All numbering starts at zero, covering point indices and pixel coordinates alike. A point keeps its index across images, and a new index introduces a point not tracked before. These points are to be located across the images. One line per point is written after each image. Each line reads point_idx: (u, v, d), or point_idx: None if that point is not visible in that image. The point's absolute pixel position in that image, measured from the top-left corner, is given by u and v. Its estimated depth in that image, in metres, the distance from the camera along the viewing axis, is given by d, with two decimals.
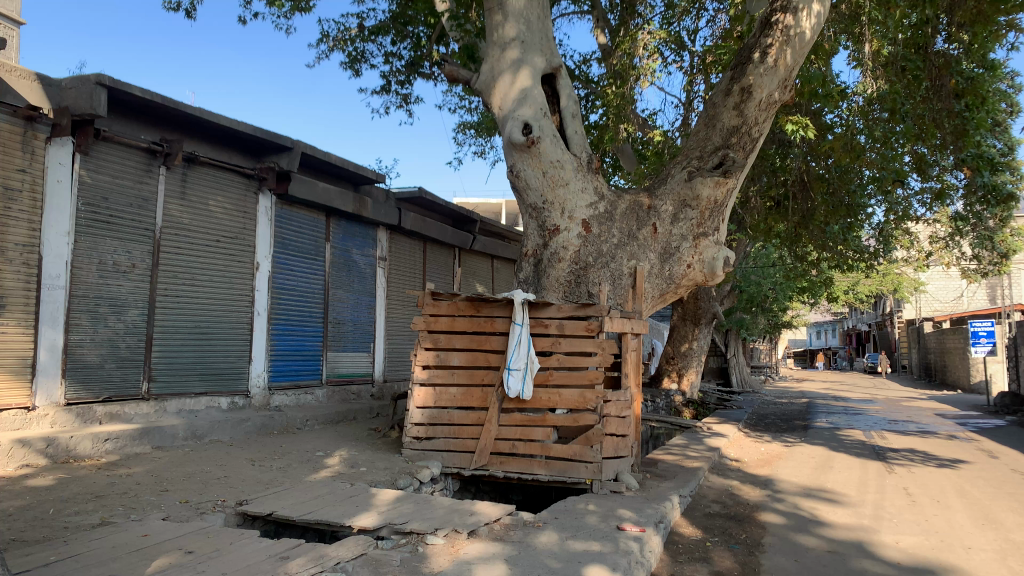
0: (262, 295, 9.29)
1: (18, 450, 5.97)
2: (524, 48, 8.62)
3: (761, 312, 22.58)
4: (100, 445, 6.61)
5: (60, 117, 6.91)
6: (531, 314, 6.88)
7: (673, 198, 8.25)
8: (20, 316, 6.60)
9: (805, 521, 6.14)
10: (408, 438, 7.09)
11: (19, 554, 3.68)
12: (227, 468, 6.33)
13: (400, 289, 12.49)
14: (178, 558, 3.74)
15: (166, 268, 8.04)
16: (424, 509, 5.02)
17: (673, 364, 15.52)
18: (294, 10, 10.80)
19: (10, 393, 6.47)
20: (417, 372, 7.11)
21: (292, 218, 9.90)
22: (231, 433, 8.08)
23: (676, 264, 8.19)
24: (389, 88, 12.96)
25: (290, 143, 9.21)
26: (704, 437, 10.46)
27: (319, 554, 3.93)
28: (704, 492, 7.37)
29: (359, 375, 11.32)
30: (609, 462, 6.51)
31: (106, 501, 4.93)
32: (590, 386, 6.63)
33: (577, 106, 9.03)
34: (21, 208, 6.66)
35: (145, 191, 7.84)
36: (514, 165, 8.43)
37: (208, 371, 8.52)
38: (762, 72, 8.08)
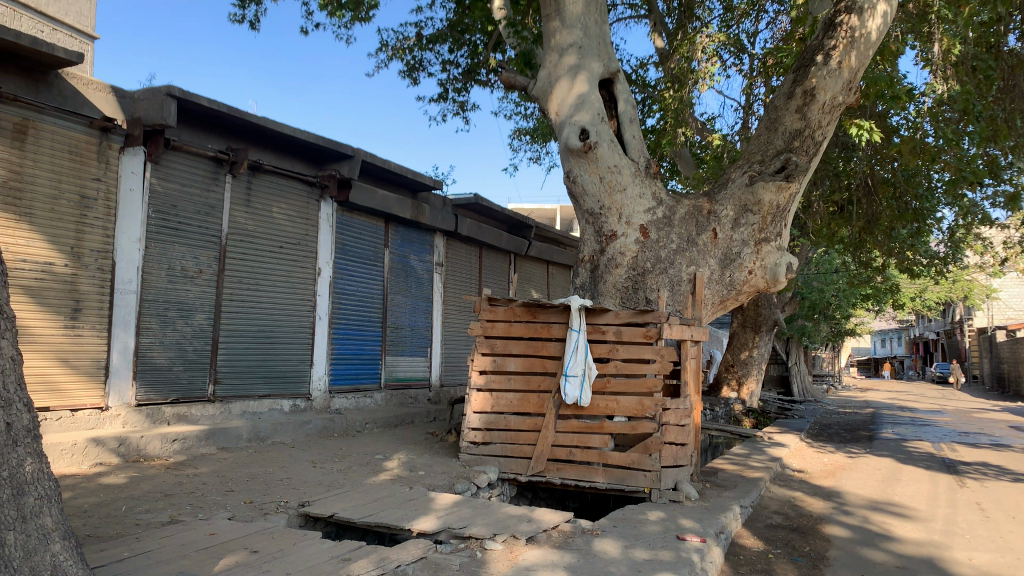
0: (323, 300, 9.46)
1: (92, 449, 6.19)
2: (581, 53, 8.61)
3: (824, 319, 22.06)
4: (169, 445, 6.82)
5: (132, 127, 7.17)
6: (588, 320, 6.83)
7: (734, 202, 8.11)
8: (95, 320, 6.85)
9: (872, 535, 5.97)
10: (466, 443, 7.14)
11: (95, 549, 3.81)
12: (289, 469, 6.45)
13: (457, 294, 12.58)
14: (244, 557, 3.83)
15: (231, 273, 8.26)
16: (482, 514, 5.03)
17: (732, 372, 15.23)
18: (353, 20, 11.01)
19: (85, 394, 6.72)
20: (473, 377, 7.15)
21: (351, 224, 10.07)
22: (293, 435, 8.25)
23: (737, 270, 8.06)
24: (446, 95, 13.10)
25: (351, 150, 9.37)
26: (764, 447, 10.26)
27: (380, 556, 3.98)
28: (767, 502, 7.22)
29: (416, 380, 11.43)
30: (668, 471, 6.43)
31: (174, 500, 5.07)
32: (648, 394, 6.57)
33: (634, 110, 8.95)
34: (97, 216, 6.92)
35: (212, 199, 8.06)
36: (571, 171, 8.42)
37: (271, 374, 8.72)
38: (825, 74, 7.92)
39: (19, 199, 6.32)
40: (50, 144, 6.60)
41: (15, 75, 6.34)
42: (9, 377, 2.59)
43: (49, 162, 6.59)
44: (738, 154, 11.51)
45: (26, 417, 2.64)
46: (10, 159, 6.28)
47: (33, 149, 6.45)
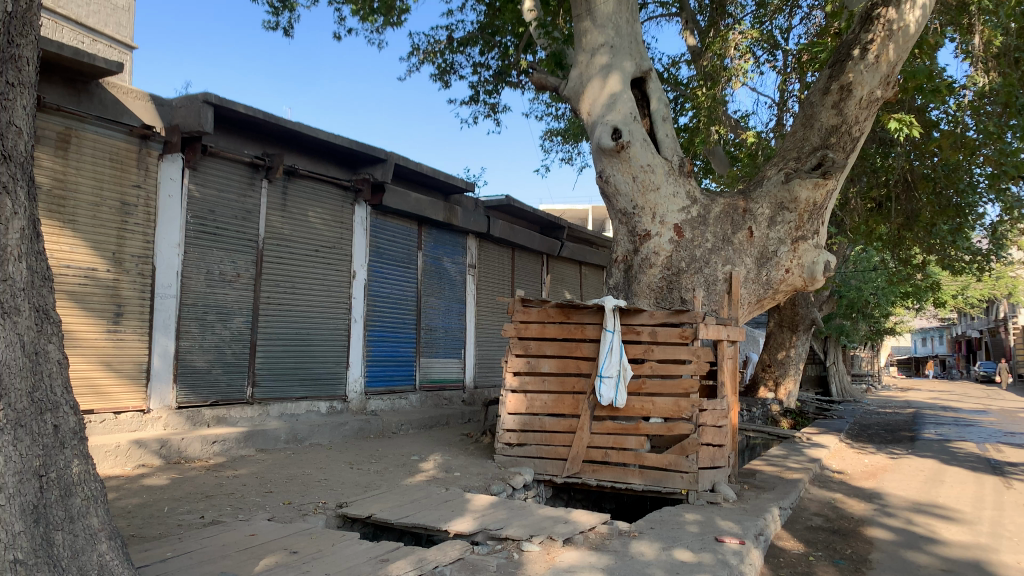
0: (359, 303, 9.54)
1: (135, 451, 6.31)
2: (613, 53, 8.58)
3: (862, 318, 21.69)
4: (209, 447, 6.94)
5: (171, 134, 7.30)
6: (623, 320, 6.78)
7: (770, 200, 8.01)
8: (137, 324, 6.98)
9: (916, 538, 5.85)
10: (501, 444, 7.16)
11: (139, 549, 3.88)
12: (327, 470, 6.52)
13: (490, 295, 12.60)
14: (284, 558, 3.87)
15: (268, 277, 8.36)
16: (518, 515, 5.03)
17: (769, 372, 15.04)
18: (385, 25, 11.08)
19: (127, 397, 6.85)
20: (508, 378, 7.16)
21: (385, 227, 10.14)
22: (331, 436, 8.33)
23: (773, 269, 7.96)
24: (477, 98, 13.12)
25: (384, 154, 9.43)
26: (803, 447, 10.10)
27: (418, 557, 4.00)
28: (806, 504, 7.12)
29: (450, 381, 11.47)
30: (706, 473, 6.37)
31: (215, 501, 5.15)
32: (684, 395, 6.52)
33: (667, 109, 8.87)
34: (137, 222, 7.06)
35: (249, 204, 8.18)
36: (604, 170, 8.39)
37: (308, 377, 8.81)
38: (862, 68, 7.80)
39: (63, 207, 6.46)
40: (92, 152, 6.74)
41: (58, 85, 6.48)
42: (58, 380, 2.65)
43: (91, 170, 6.73)
44: (773, 151, 11.38)
45: (73, 420, 2.69)
46: (54, 168, 6.43)
47: (76, 157, 6.60)
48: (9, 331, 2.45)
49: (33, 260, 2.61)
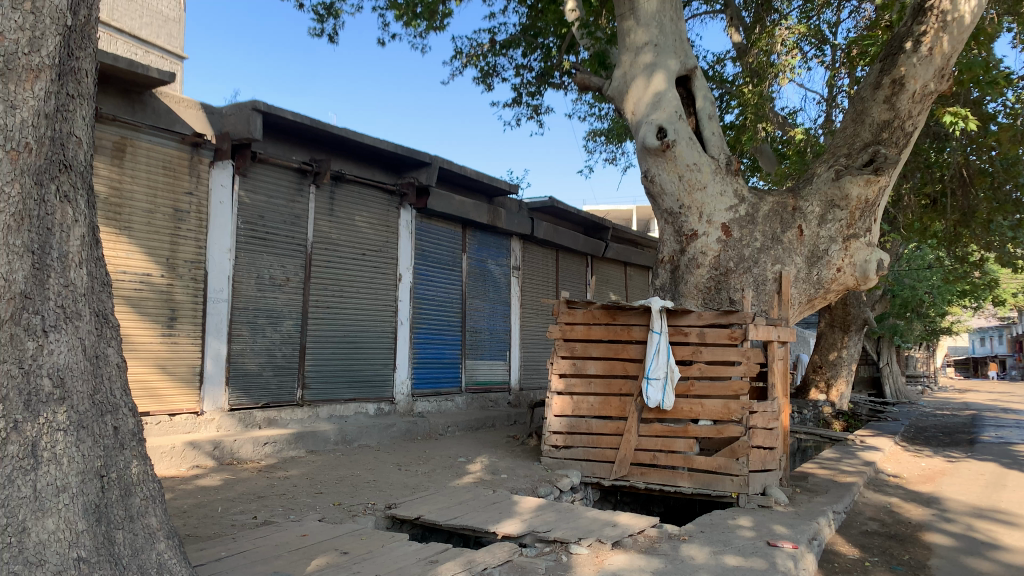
0: (405, 306, 9.63)
1: (189, 452, 6.46)
2: (657, 51, 8.50)
3: (916, 317, 21.15)
4: (260, 448, 7.07)
5: (221, 142, 7.47)
6: (670, 321, 6.71)
7: (820, 198, 7.86)
8: (191, 328, 7.15)
9: (977, 544, 5.68)
10: (548, 446, 7.16)
11: (195, 548, 3.97)
12: (376, 472, 6.60)
13: (535, 297, 12.60)
14: (335, 558, 3.92)
15: (317, 281, 8.48)
16: (566, 517, 5.02)
17: (820, 374, 14.76)
18: (429, 29, 11.15)
19: (181, 399, 7.02)
20: (554, 380, 7.15)
21: (430, 230, 10.21)
22: (379, 438, 8.42)
23: (824, 268, 7.81)
24: (520, 99, 13.13)
25: (428, 158, 9.49)
26: (857, 451, 9.88)
27: (467, 558, 4.02)
28: (861, 508, 6.95)
29: (496, 383, 11.50)
30: (757, 476, 6.28)
31: (267, 502, 5.24)
32: (734, 397, 6.41)
33: (713, 107, 8.73)
34: (190, 228, 7.22)
35: (298, 209, 8.30)
36: (649, 170, 8.31)
37: (356, 378, 8.91)
38: (915, 62, 7.63)
39: (119, 214, 6.64)
40: (146, 161, 6.92)
41: (114, 96, 6.67)
42: (117, 383, 2.73)
43: (145, 177, 6.90)
44: (822, 148, 11.18)
45: (132, 421, 2.76)
46: (110, 176, 6.61)
47: (131, 166, 6.78)
48: (71, 335, 2.52)
49: (93, 266, 2.69)
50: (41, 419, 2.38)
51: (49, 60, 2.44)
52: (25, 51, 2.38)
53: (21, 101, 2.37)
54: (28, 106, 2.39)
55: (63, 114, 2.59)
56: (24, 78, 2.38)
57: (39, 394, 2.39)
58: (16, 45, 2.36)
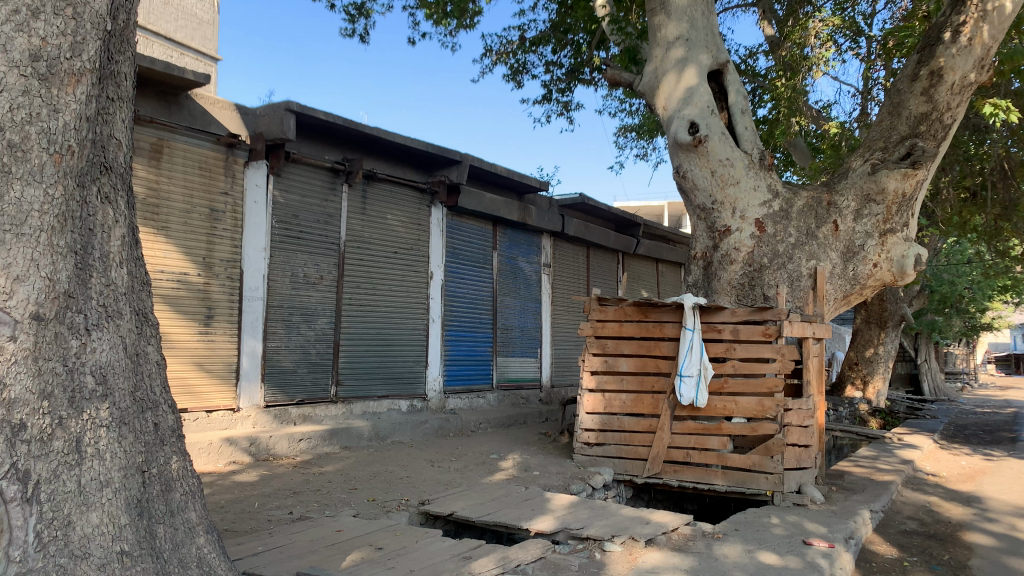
0: (436, 303, 9.68)
1: (226, 448, 6.56)
2: (688, 46, 8.42)
3: (956, 313, 20.74)
4: (296, 445, 7.16)
5: (255, 142, 7.56)
6: (703, 318, 6.65)
7: (855, 192, 7.76)
8: (227, 326, 7.25)
9: (1019, 544, 5.56)
10: (580, 444, 7.16)
11: (234, 543, 4.04)
12: (409, 468, 6.64)
13: (565, 295, 12.57)
14: (369, 553, 3.96)
15: (350, 279, 8.56)
16: (599, 515, 5.00)
17: (856, 371, 14.53)
18: (458, 27, 11.17)
19: (218, 396, 7.13)
20: (586, 378, 7.14)
21: (461, 228, 10.25)
22: (411, 434, 8.49)
23: (860, 264, 7.72)
24: (550, 96, 13.11)
25: (459, 156, 9.52)
26: (895, 449, 9.73)
27: (501, 555, 4.03)
28: (899, 507, 6.85)
29: (528, 380, 11.51)
30: (792, 474, 6.22)
31: (303, 498, 5.31)
32: (768, 394, 6.35)
33: (747, 101, 8.60)
34: (226, 228, 7.33)
35: (331, 208, 8.37)
36: (680, 166, 8.25)
37: (388, 375, 8.97)
38: (954, 52, 7.51)
39: (156, 214, 6.76)
40: (183, 162, 7.03)
41: (151, 98, 6.78)
42: (156, 380, 2.79)
43: (181, 178, 7.01)
44: (857, 141, 10.99)
45: (172, 417, 2.82)
46: (147, 177, 6.73)
47: (167, 167, 6.89)
48: (113, 333, 2.58)
49: (133, 265, 2.76)
50: (85, 416, 2.42)
51: (89, 65, 2.49)
52: (67, 56, 2.41)
53: (64, 105, 2.40)
54: (70, 109, 2.42)
55: (104, 117, 2.65)
56: (66, 82, 2.41)
57: (82, 391, 2.43)
58: (58, 50, 2.39)
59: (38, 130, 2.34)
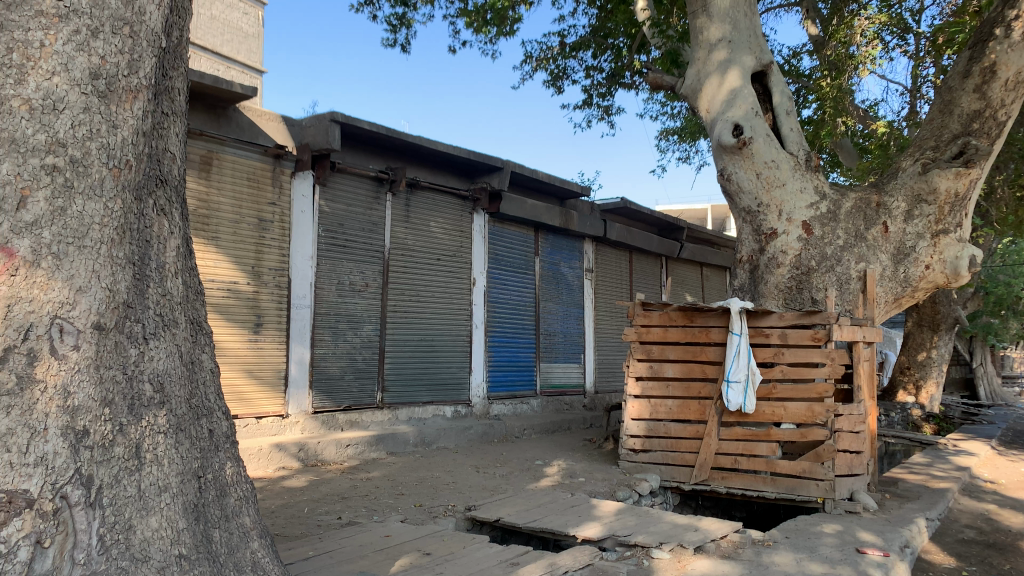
0: (479, 309, 9.72)
1: (276, 454, 6.68)
2: (731, 47, 8.33)
3: (1013, 315, 20.10)
4: (343, 450, 7.25)
5: (302, 153, 7.69)
6: (750, 323, 6.57)
7: (906, 192, 7.64)
8: (275, 334, 7.38)
9: None
10: (625, 450, 7.12)
11: (284, 547, 4.11)
12: (455, 474, 6.68)
13: (608, 300, 12.52)
14: (417, 558, 3.99)
15: (394, 287, 8.64)
16: (647, 522, 4.97)
17: (908, 375, 14.20)
18: (499, 35, 11.21)
19: (268, 402, 7.26)
20: (630, 384, 7.10)
21: (503, 234, 10.28)
22: (456, 440, 8.54)
23: (912, 265, 7.57)
24: (591, 101, 13.09)
25: (500, 163, 9.56)
26: (950, 455, 9.48)
27: (549, 562, 4.02)
28: (957, 515, 6.66)
29: (571, 386, 11.49)
30: (843, 480, 6.11)
31: (351, 503, 5.37)
32: (818, 399, 6.22)
33: (792, 102, 8.47)
34: (274, 237, 7.46)
35: (375, 217, 8.47)
36: (724, 168, 8.16)
37: (433, 381, 9.03)
38: (1007, 48, 7.36)
39: (206, 225, 6.92)
40: (231, 174, 7.18)
41: (201, 112, 6.95)
42: (211, 388, 2.89)
43: (231, 189, 7.17)
44: (906, 140, 10.72)
45: (225, 424, 2.91)
46: (198, 189, 6.88)
47: (217, 178, 7.05)
48: (169, 342, 2.67)
49: (187, 276, 2.86)
50: (144, 422, 2.49)
51: (145, 82, 2.57)
52: (125, 74, 2.49)
53: (122, 121, 2.47)
54: (128, 125, 2.50)
55: (159, 132, 2.74)
56: (124, 98, 2.49)
57: (141, 398, 2.49)
58: (116, 68, 2.47)
59: (98, 146, 2.41)
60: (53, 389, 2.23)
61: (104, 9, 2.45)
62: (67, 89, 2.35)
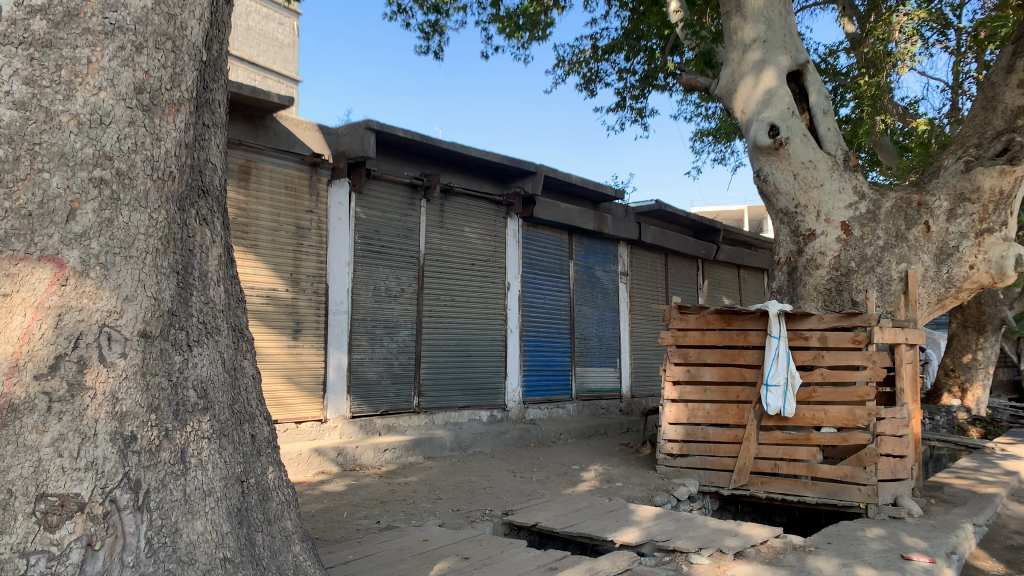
0: (514, 314, 9.73)
1: (315, 458, 6.77)
2: (766, 47, 8.25)
3: None
4: (381, 455, 7.31)
5: (338, 161, 7.79)
6: (789, 326, 6.50)
7: (948, 191, 7.51)
8: (314, 339, 7.47)
9: None
10: (663, 455, 7.08)
11: (325, 551, 4.16)
12: (492, 478, 6.69)
13: (643, 303, 12.45)
14: (456, 563, 4.01)
15: (429, 292, 8.69)
16: (686, 527, 4.93)
17: (953, 378, 13.89)
18: (531, 39, 11.23)
19: (307, 407, 7.35)
20: (667, 388, 7.05)
21: (537, 238, 10.30)
22: (492, 444, 8.57)
23: (956, 265, 7.45)
24: (624, 104, 13.05)
25: (534, 167, 9.57)
26: (998, 459, 9.25)
27: (588, 566, 4.02)
28: (1006, 521, 6.49)
29: (607, 391, 11.44)
30: (886, 485, 6.00)
31: (389, 507, 5.41)
32: (860, 403, 6.13)
33: (829, 101, 8.34)
34: (311, 244, 7.56)
35: (410, 223, 8.54)
36: (761, 169, 8.06)
37: (468, 386, 9.06)
38: None
39: (246, 233, 7.04)
40: (270, 183, 7.30)
41: (239, 122, 7.08)
42: (253, 394, 2.94)
43: (269, 198, 7.28)
44: (949, 138, 10.49)
45: (266, 429, 2.97)
46: (237, 198, 7.01)
47: (255, 187, 7.17)
48: (213, 349, 2.73)
49: (229, 284, 2.92)
50: (189, 428, 2.54)
51: (187, 94, 2.64)
52: (167, 88, 2.56)
53: (165, 134, 2.54)
54: (171, 137, 2.56)
55: (201, 143, 2.81)
56: (167, 112, 2.55)
57: (185, 404, 2.55)
58: (159, 82, 2.53)
59: (143, 158, 2.47)
60: (102, 395, 2.29)
61: (148, 25, 2.51)
62: (113, 104, 2.41)
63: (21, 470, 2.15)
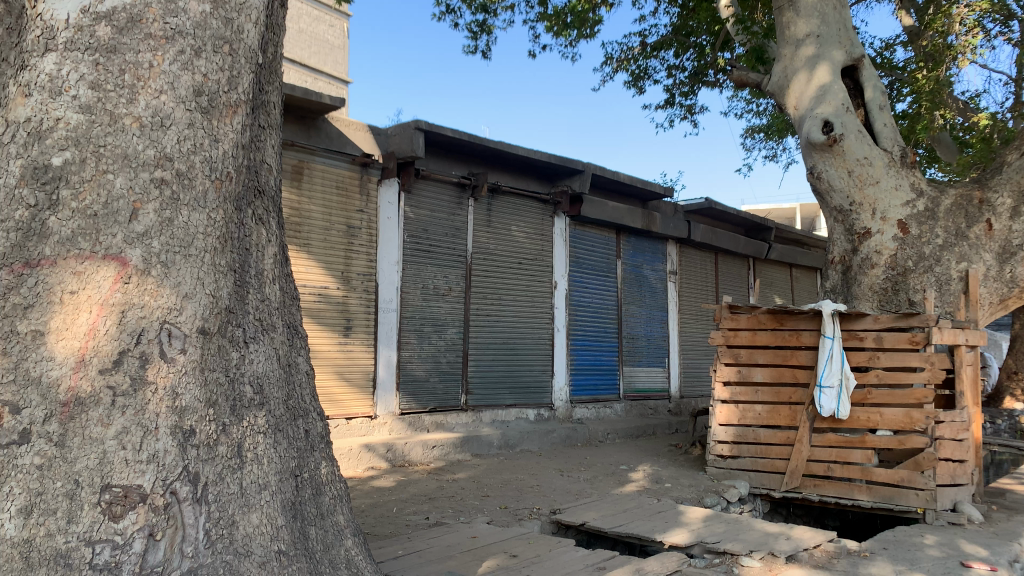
0: (561, 312, 9.72)
1: (365, 454, 6.87)
2: (820, 42, 8.09)
3: None
4: (429, 451, 7.38)
5: (388, 161, 7.88)
6: (843, 326, 6.37)
7: (1011, 187, 7.26)
8: (364, 336, 7.57)
9: None
10: (713, 456, 7.01)
11: (376, 546, 4.22)
12: (539, 477, 6.70)
13: (693, 303, 12.32)
14: (505, 560, 4.03)
15: (477, 290, 8.74)
16: (735, 529, 4.86)
17: (1017, 380, 13.39)
18: (579, 37, 11.17)
19: (357, 403, 7.45)
20: (718, 389, 6.98)
21: (585, 237, 10.26)
22: (540, 443, 8.58)
23: (1018, 264, 7.17)
24: (673, 100, 12.91)
25: (581, 166, 9.55)
26: None
27: (636, 566, 4.01)
28: None
29: (656, 391, 11.35)
30: (945, 490, 5.83)
31: (438, 503, 5.47)
32: (917, 406, 5.97)
33: (886, 96, 8.13)
34: (361, 244, 7.66)
35: (458, 221, 8.59)
36: (814, 166, 7.91)
37: (516, 384, 9.09)
38: None
39: (299, 232, 7.17)
40: (321, 183, 7.42)
41: (292, 123, 7.22)
42: (307, 389, 3.00)
43: (321, 198, 7.40)
44: (1012, 133, 10.15)
45: (320, 424, 3.02)
46: (291, 198, 7.15)
47: (308, 186, 7.30)
48: (268, 345, 2.78)
49: (283, 282, 2.98)
50: (245, 423, 2.60)
51: (243, 96, 2.69)
52: (225, 90, 2.62)
53: (223, 135, 2.60)
54: (229, 138, 2.62)
55: (257, 144, 2.87)
56: (225, 113, 2.61)
57: (242, 400, 2.61)
58: (217, 85, 2.59)
59: (202, 159, 2.54)
60: (163, 390, 2.35)
61: (205, 29, 2.57)
62: (174, 107, 2.48)
63: (87, 461, 2.23)
